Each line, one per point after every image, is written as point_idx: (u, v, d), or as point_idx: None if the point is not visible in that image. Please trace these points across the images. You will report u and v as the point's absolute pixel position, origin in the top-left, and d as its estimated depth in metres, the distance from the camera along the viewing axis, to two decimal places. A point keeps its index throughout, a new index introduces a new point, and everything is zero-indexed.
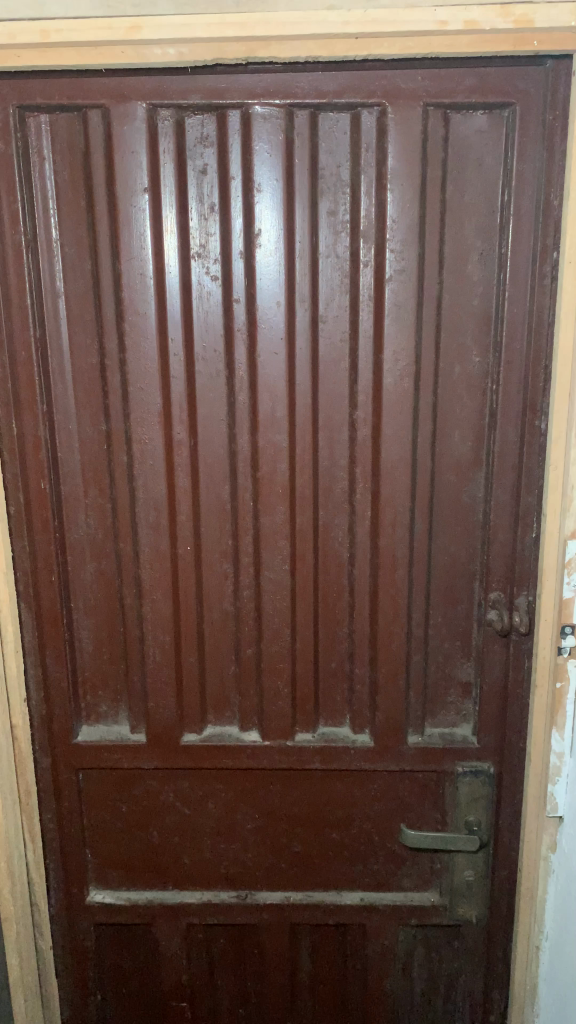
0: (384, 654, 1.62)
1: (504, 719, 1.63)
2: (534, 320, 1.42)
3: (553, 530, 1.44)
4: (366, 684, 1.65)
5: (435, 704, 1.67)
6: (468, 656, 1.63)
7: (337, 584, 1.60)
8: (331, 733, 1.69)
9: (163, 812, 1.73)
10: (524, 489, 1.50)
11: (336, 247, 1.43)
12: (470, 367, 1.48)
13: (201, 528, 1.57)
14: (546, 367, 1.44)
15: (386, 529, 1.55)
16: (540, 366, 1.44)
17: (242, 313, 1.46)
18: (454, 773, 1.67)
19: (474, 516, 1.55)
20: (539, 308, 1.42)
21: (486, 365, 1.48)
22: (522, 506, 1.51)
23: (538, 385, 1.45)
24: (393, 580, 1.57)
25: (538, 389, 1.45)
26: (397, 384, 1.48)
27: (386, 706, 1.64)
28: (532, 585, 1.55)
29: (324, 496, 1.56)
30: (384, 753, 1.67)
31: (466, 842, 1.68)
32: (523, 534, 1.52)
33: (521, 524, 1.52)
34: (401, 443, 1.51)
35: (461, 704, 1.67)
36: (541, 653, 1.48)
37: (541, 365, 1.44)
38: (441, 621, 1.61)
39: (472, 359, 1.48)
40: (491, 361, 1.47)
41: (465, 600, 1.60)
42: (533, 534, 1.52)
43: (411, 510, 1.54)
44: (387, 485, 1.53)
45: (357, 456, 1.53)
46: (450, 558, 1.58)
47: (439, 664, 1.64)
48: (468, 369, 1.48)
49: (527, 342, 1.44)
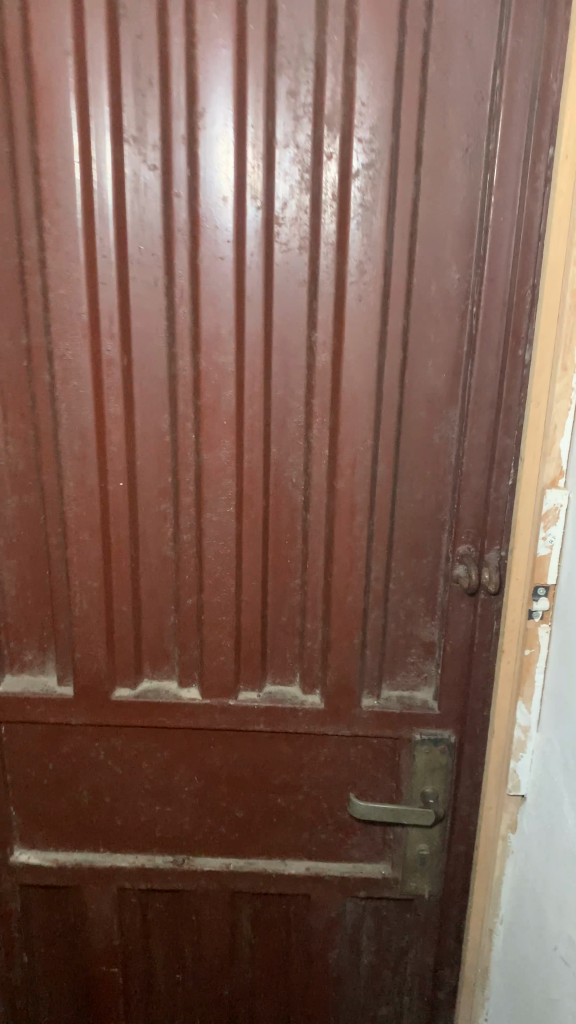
0: (338, 609, 1.45)
1: (468, 684, 1.48)
2: (524, 231, 1.22)
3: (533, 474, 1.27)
4: (318, 640, 1.49)
5: (394, 665, 1.52)
6: (432, 615, 1.49)
7: (289, 530, 1.43)
8: (278, 692, 1.53)
9: (93, 769, 1.59)
10: (502, 429, 1.32)
11: (295, 136, 1.22)
12: (448, 285, 1.28)
13: (136, 461, 1.39)
14: (533, 287, 1.25)
15: (345, 470, 1.37)
16: (526, 285, 1.25)
17: (184, 211, 1.25)
18: (411, 739, 1.53)
19: (445, 459, 1.38)
20: (529, 217, 1.22)
21: (468, 283, 1.28)
22: (498, 450, 1.33)
23: (523, 309, 1.26)
24: (351, 528, 1.40)
25: (523, 313, 1.26)
26: (362, 301, 1.28)
27: (339, 664, 1.49)
28: (506, 537, 1.38)
29: (276, 430, 1.37)
30: (335, 716, 1.51)
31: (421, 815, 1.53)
32: (497, 480, 1.35)
33: (497, 469, 1.34)
34: (365, 371, 1.32)
35: (422, 664, 1.53)
36: (511, 615, 1.31)
37: (528, 284, 1.25)
38: (404, 575, 1.45)
39: (452, 276, 1.28)
40: (472, 279, 1.28)
41: (431, 554, 1.44)
42: (509, 480, 1.34)
43: (374, 448, 1.36)
44: (348, 419, 1.34)
45: (315, 385, 1.34)
46: (417, 505, 1.41)
47: (399, 622, 1.49)
48: (446, 286, 1.28)
49: (514, 257, 1.24)
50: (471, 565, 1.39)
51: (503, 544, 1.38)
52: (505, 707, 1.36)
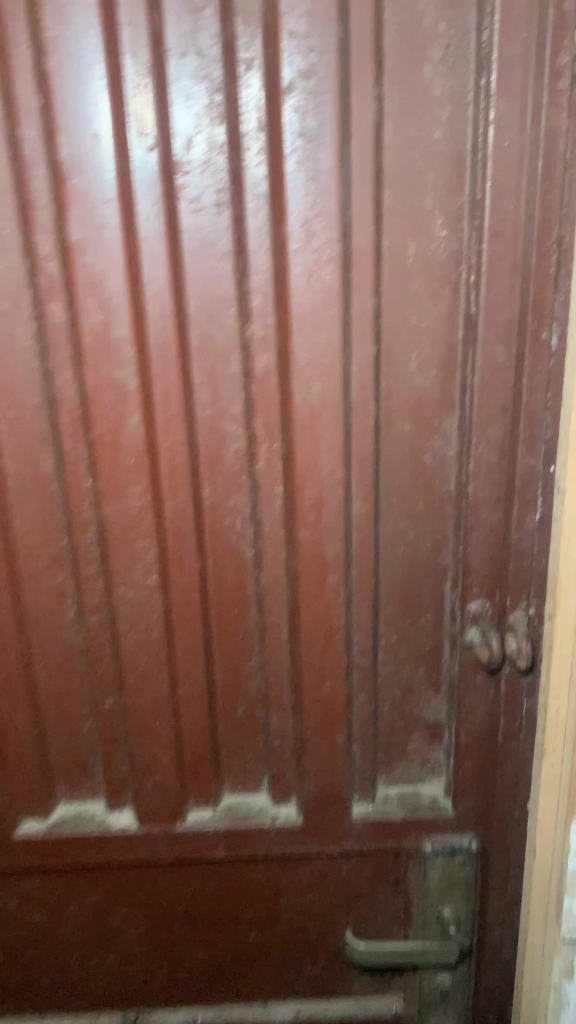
0: (313, 700, 1.07)
1: (492, 780, 1.12)
2: (541, 162, 0.85)
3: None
4: (288, 737, 1.11)
5: (391, 755, 1.16)
6: (437, 689, 1.13)
7: (237, 599, 1.04)
8: (240, 806, 1.16)
9: (5, 921, 1.20)
10: (523, 447, 0.94)
11: (196, 39, 0.82)
12: (432, 249, 0.91)
13: (14, 524, 0.99)
14: (559, 244, 0.88)
15: (308, 516, 0.99)
16: (547, 242, 0.88)
17: (41, 160, 0.85)
18: (420, 853, 1.16)
19: (440, 484, 1.02)
20: (550, 139, 0.84)
21: (460, 245, 0.91)
22: (518, 474, 0.95)
23: (545, 277, 0.89)
24: (321, 591, 1.02)
25: (548, 282, 0.89)
26: (312, 278, 0.89)
27: (318, 769, 1.11)
28: (536, 594, 0.99)
29: (207, 467, 0.98)
30: (318, 834, 1.15)
31: (440, 951, 1.18)
32: (521, 517, 0.97)
33: (518, 500, 0.96)
34: (326, 377, 0.93)
35: (428, 752, 1.17)
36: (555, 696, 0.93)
37: (552, 240, 0.88)
38: (397, 640, 1.10)
39: (437, 236, 0.90)
40: (466, 238, 0.90)
41: (432, 611, 1.09)
42: (537, 517, 0.96)
43: (345, 482, 0.98)
44: (306, 446, 0.96)
45: (256, 402, 0.95)
46: (408, 548, 1.05)
47: (394, 700, 1.13)
48: (429, 250, 0.91)
49: (526, 202, 0.87)
50: (490, 634, 1.01)
51: (531, 603, 1.00)
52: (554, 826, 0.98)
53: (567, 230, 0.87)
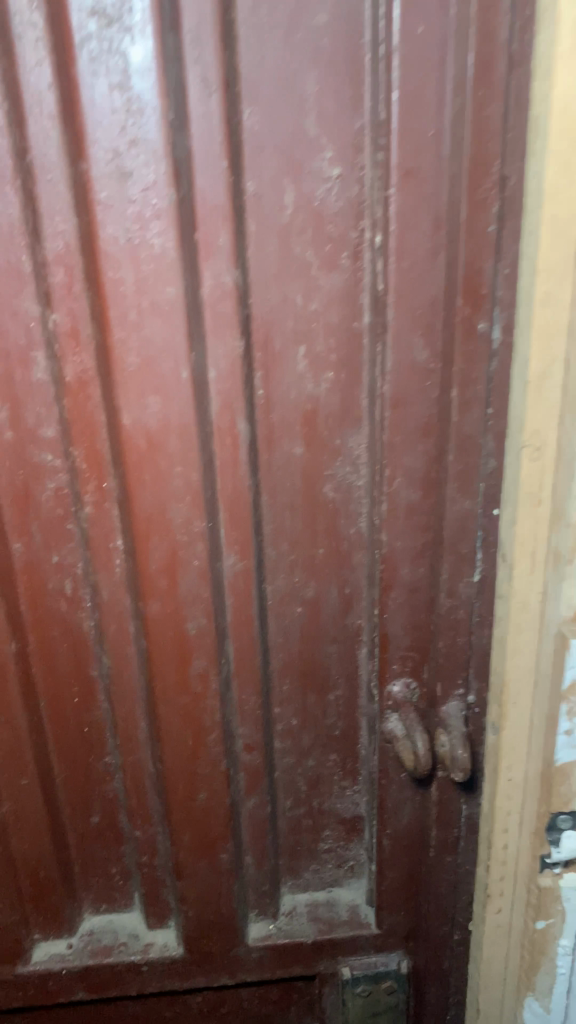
0: (183, 813, 0.80)
1: (424, 895, 0.86)
2: (471, 64, 0.55)
3: (526, 595, 0.60)
4: (160, 852, 0.85)
5: (298, 857, 0.91)
6: (353, 778, 0.88)
7: (76, 685, 0.77)
8: (105, 928, 0.90)
9: None
10: (454, 485, 0.67)
11: None
12: (320, 197, 0.62)
13: None
14: (502, 188, 0.58)
15: (159, 584, 0.70)
16: (481, 187, 0.58)
17: None
18: (336, 978, 0.91)
19: (346, 524, 0.74)
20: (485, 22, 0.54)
21: (361, 189, 0.63)
22: (448, 523, 0.68)
23: (479, 243, 0.59)
24: (183, 682, 0.73)
25: (485, 246, 0.60)
26: (134, 246, 0.59)
27: (198, 892, 0.85)
28: (476, 677, 0.73)
29: (13, 515, 0.69)
30: (205, 964, 0.89)
31: None
32: (454, 578, 0.70)
33: (449, 556, 0.69)
34: (168, 390, 0.63)
35: (345, 851, 0.92)
36: (500, 839, 0.67)
37: (488, 185, 0.58)
38: (298, 723, 0.83)
39: (326, 180, 0.62)
40: (367, 179, 0.62)
41: (343, 686, 0.82)
42: (475, 577, 0.70)
43: (210, 536, 0.69)
44: (147, 488, 0.67)
45: (74, 426, 0.65)
46: (306, 608, 0.78)
47: (299, 793, 0.87)
48: (316, 199, 0.63)
49: (452, 125, 0.57)
50: (414, 733, 0.73)
51: (470, 688, 0.74)
52: (505, 982, 0.74)
53: (513, 168, 0.58)
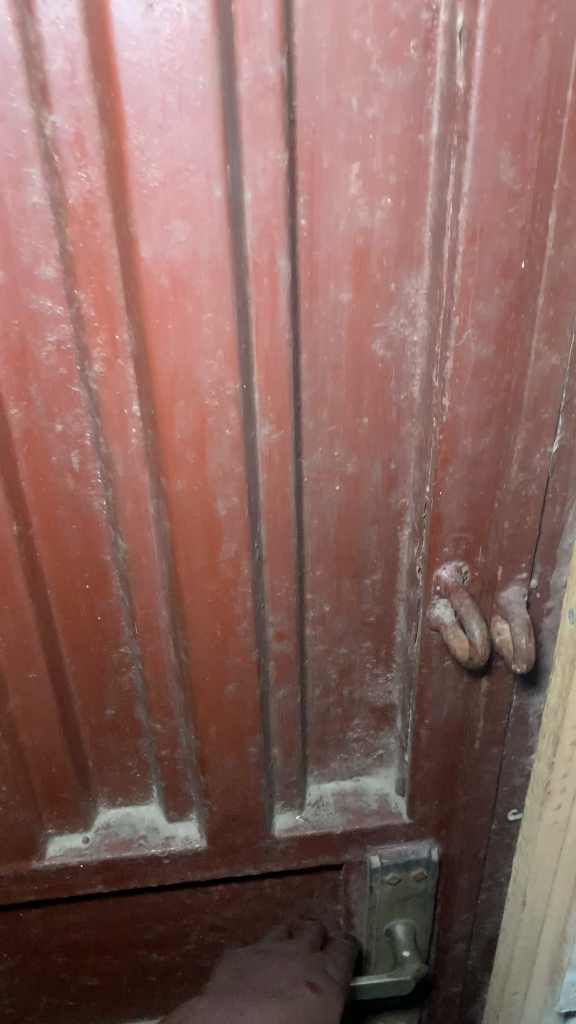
0: (208, 708, 0.73)
1: (461, 787, 0.82)
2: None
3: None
4: (181, 745, 0.79)
5: (326, 748, 0.86)
6: (388, 667, 0.81)
7: (87, 571, 0.68)
8: (122, 821, 0.85)
9: None
10: (540, 333, 0.57)
11: None
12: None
13: None
14: None
15: (184, 456, 0.60)
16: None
17: None
18: (364, 865, 0.88)
19: (394, 386, 0.65)
20: None
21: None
22: (530, 384, 0.59)
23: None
24: (211, 566, 0.65)
25: None
26: (152, 20, 0.45)
27: (224, 786, 0.79)
28: (541, 560, 0.66)
29: (9, 375, 0.58)
30: (228, 854, 0.85)
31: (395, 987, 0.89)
32: (529, 450, 0.61)
33: (527, 423, 0.60)
34: (197, 217, 0.51)
35: (375, 740, 0.86)
36: (569, 735, 0.60)
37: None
38: (332, 610, 0.76)
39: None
40: None
41: (382, 569, 0.74)
42: (553, 448, 0.61)
43: (243, 399, 0.58)
44: (171, 341, 0.55)
45: (80, 263, 0.53)
46: (346, 485, 0.68)
47: (329, 683, 0.80)
48: None
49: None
50: (469, 618, 0.66)
51: (533, 573, 0.66)
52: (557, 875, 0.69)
53: None
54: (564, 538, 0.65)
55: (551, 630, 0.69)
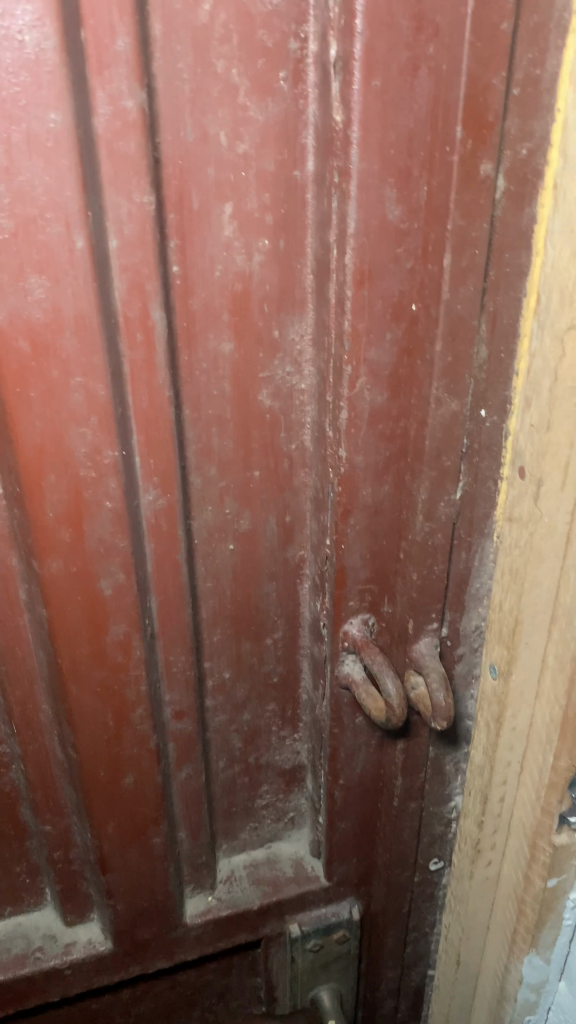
0: (106, 801, 0.66)
1: (381, 843, 0.78)
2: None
3: (555, 517, 0.49)
4: (76, 844, 0.71)
5: (234, 819, 0.80)
6: (295, 727, 0.76)
7: None
8: (14, 934, 0.76)
9: None
10: (439, 381, 0.54)
11: None
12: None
13: None
14: None
15: (59, 539, 0.52)
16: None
17: None
18: (285, 938, 0.82)
19: (283, 436, 0.60)
20: None
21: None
22: (431, 430, 0.56)
23: (491, 48, 0.45)
24: (97, 654, 0.57)
25: (496, 58, 0.45)
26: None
27: (128, 881, 0.72)
28: (451, 608, 0.64)
29: None
30: (137, 951, 0.77)
31: None
32: (434, 497, 0.58)
33: (431, 472, 0.57)
34: (58, 268, 0.44)
35: (285, 803, 0.81)
36: (497, 783, 0.59)
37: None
38: (232, 676, 0.70)
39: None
40: None
41: (283, 627, 0.69)
42: (458, 495, 0.59)
43: (124, 469, 0.51)
44: (35, 411, 0.47)
45: None
46: (240, 543, 0.63)
47: (233, 751, 0.75)
48: None
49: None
50: (384, 676, 0.61)
51: (443, 621, 0.64)
52: (488, 931, 0.66)
53: None
54: (472, 584, 0.63)
55: (463, 675, 0.67)
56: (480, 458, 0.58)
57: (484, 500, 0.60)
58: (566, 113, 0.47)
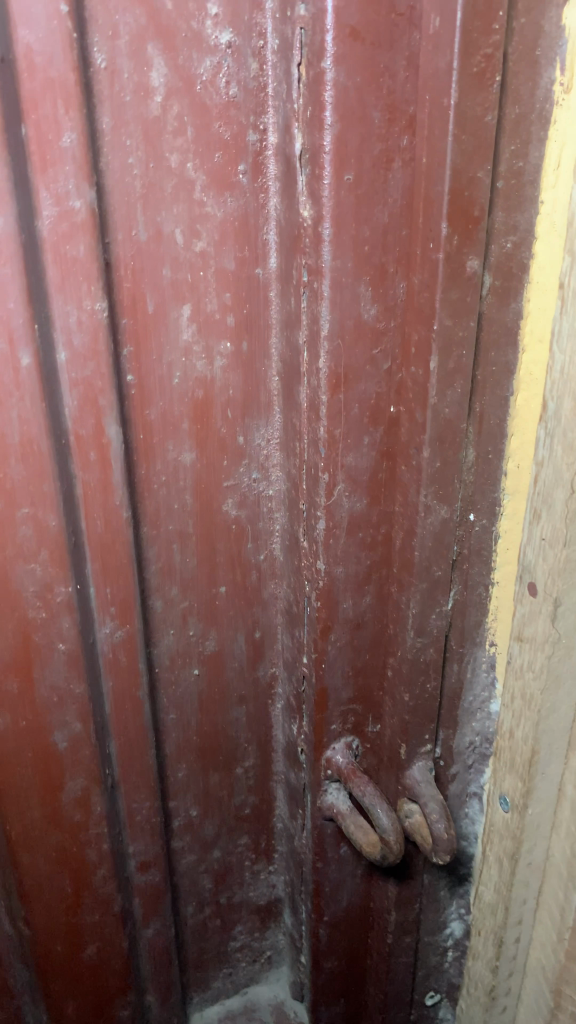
0: (64, 978, 0.56)
1: (371, 979, 0.70)
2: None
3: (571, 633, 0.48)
4: None
5: (206, 966, 0.71)
6: (269, 857, 0.69)
7: None
8: None
9: None
10: (430, 487, 0.48)
11: None
12: (203, 79, 0.42)
13: None
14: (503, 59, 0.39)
15: (6, 689, 0.44)
16: (478, 52, 0.38)
17: None
18: None
19: (251, 548, 0.55)
20: None
21: (259, 69, 0.43)
22: (421, 540, 0.50)
23: (475, 141, 0.40)
24: (52, 815, 0.50)
25: (481, 150, 0.41)
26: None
27: None
28: (444, 726, 0.58)
29: None
30: None
31: None
32: (426, 611, 0.52)
33: (421, 584, 0.51)
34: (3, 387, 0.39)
35: (261, 941, 0.73)
36: (515, 919, 0.56)
37: (489, 48, 0.38)
38: (200, 812, 0.63)
39: (214, 51, 0.41)
40: (270, 54, 0.42)
41: (254, 753, 0.63)
42: (450, 604, 0.53)
43: (79, 605, 0.45)
44: None
45: None
46: (206, 667, 0.57)
47: (203, 894, 0.67)
48: (198, 80, 0.42)
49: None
50: (376, 808, 0.54)
51: (437, 742, 0.58)
52: None
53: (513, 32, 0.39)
54: (465, 697, 0.57)
55: (458, 796, 0.60)
56: (469, 563, 0.53)
57: (475, 607, 0.54)
58: (572, 209, 0.41)
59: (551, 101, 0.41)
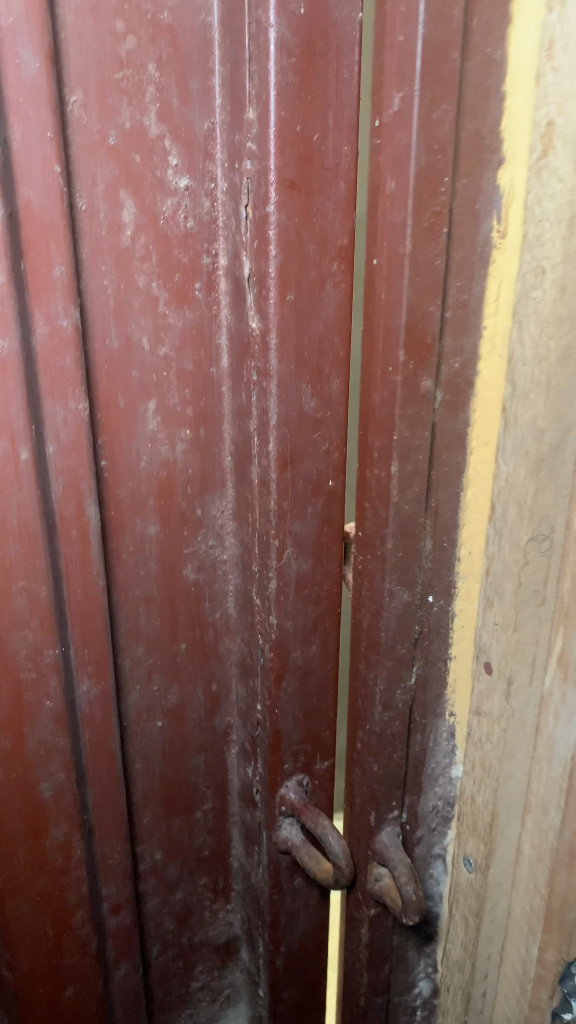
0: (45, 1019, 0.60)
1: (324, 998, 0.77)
2: (422, 49, 0.44)
3: (525, 711, 0.53)
4: None
5: (170, 1008, 0.75)
6: (226, 896, 0.74)
7: None
8: None
9: None
10: (393, 572, 0.56)
11: None
12: (166, 215, 0.50)
13: None
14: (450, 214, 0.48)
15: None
16: (427, 211, 0.47)
17: None
18: None
19: (207, 609, 0.61)
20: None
21: (211, 206, 0.51)
22: (386, 621, 0.58)
23: (430, 279, 0.49)
24: (37, 861, 0.54)
25: (432, 287, 0.49)
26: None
27: None
28: (409, 791, 0.63)
29: None
30: None
31: None
32: (391, 685, 0.59)
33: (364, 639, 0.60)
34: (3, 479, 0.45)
35: (220, 980, 0.77)
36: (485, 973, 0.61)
37: (436, 206, 0.47)
38: (163, 855, 0.68)
39: (174, 193, 0.49)
40: (221, 195, 0.51)
41: (212, 796, 0.68)
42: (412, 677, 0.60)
43: (64, 663, 0.50)
44: None
45: None
46: (169, 718, 0.63)
47: (166, 935, 0.71)
48: (161, 215, 0.49)
49: (387, 128, 0.47)
50: (325, 835, 0.61)
51: (403, 806, 0.64)
52: None
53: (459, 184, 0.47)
54: (428, 765, 0.63)
55: (423, 858, 0.65)
56: (429, 640, 0.59)
57: (436, 681, 0.61)
58: (512, 347, 0.49)
59: (491, 244, 0.48)
